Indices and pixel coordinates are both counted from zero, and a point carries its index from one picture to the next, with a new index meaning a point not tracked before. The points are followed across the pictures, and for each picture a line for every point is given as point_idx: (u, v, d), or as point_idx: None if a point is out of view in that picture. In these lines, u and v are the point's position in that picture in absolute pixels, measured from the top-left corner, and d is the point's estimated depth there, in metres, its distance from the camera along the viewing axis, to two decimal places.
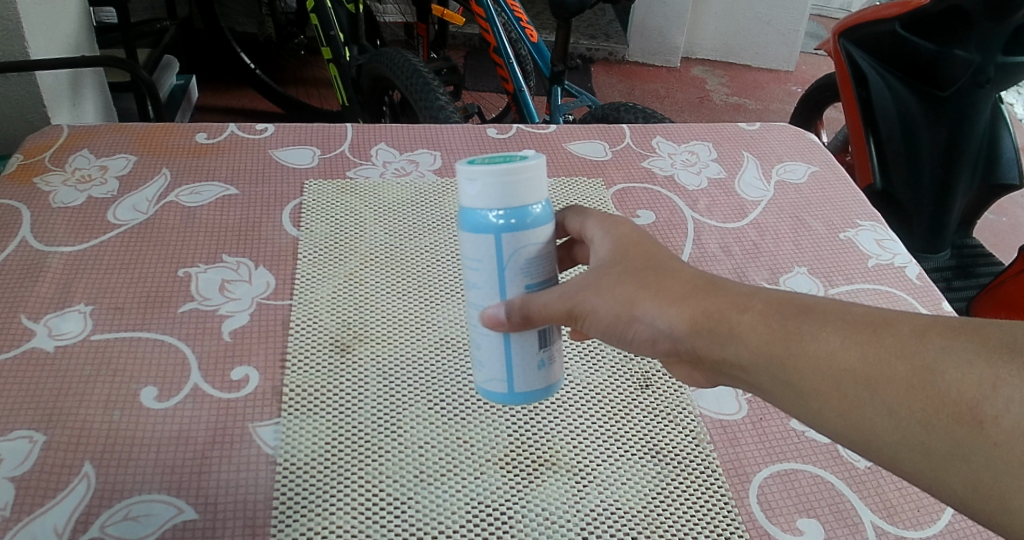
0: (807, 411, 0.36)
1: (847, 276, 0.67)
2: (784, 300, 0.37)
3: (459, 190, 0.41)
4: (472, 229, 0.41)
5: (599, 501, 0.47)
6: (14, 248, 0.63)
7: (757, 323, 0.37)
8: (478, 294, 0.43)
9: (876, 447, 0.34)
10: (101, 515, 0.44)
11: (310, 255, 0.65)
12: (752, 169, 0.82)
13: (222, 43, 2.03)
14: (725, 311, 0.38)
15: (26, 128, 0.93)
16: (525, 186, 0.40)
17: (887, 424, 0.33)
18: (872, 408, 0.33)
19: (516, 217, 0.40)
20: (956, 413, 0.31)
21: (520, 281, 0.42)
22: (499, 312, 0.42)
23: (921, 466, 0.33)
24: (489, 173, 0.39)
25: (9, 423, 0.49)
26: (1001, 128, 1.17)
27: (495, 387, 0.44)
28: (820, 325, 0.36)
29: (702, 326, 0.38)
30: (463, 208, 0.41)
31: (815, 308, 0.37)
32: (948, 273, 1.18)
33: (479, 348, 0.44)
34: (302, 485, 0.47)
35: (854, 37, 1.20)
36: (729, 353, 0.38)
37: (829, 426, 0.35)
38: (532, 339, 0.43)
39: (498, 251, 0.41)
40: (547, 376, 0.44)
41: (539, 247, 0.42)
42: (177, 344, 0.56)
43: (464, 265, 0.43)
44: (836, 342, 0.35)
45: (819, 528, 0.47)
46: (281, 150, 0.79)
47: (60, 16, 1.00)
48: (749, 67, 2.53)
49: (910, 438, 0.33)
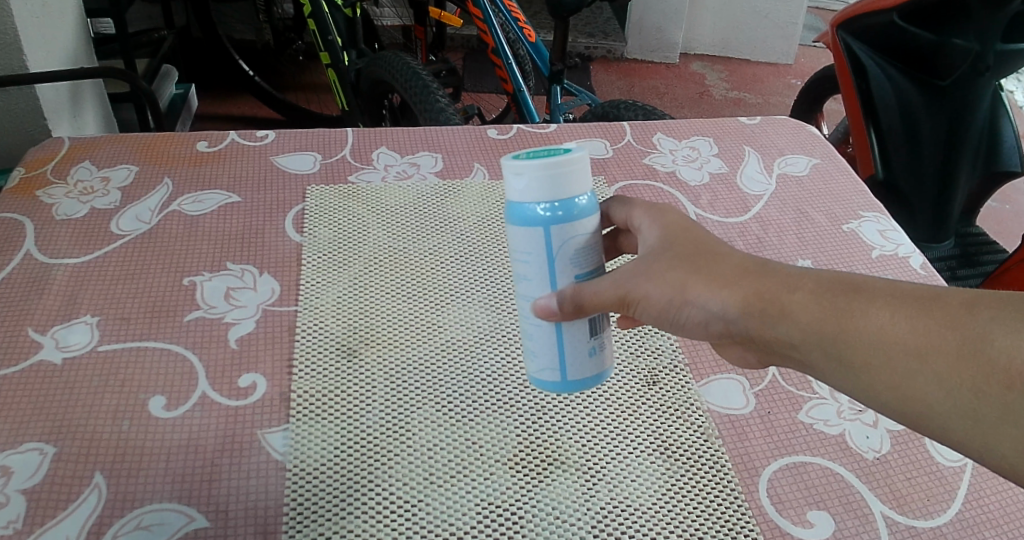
0: (858, 387, 0.37)
1: (851, 267, 0.67)
2: (834, 279, 0.38)
3: (506, 184, 0.41)
4: (520, 222, 0.41)
5: (610, 499, 0.47)
6: (19, 262, 0.63)
7: (808, 302, 0.37)
8: (528, 286, 0.42)
9: (926, 416, 0.34)
10: (113, 525, 0.44)
11: (314, 261, 0.65)
12: (754, 163, 0.82)
13: (221, 51, 2.04)
14: (777, 292, 0.38)
15: (28, 142, 0.93)
16: (572, 178, 0.40)
17: (938, 393, 0.34)
18: (923, 380, 0.34)
19: (564, 208, 0.40)
20: (1006, 378, 0.32)
21: (570, 270, 0.42)
22: (551, 302, 0.41)
23: (970, 435, 0.33)
24: (536, 166, 0.40)
25: (20, 436, 0.49)
26: (1000, 115, 1.16)
27: (547, 376, 0.44)
28: (871, 301, 0.36)
29: (754, 307, 0.38)
30: (510, 202, 0.41)
31: (864, 286, 0.37)
32: (953, 262, 1.17)
33: (531, 338, 0.44)
34: (311, 491, 0.47)
35: (854, 28, 1.17)
36: (781, 333, 0.38)
37: (880, 400, 0.36)
38: (583, 327, 0.43)
39: (547, 243, 0.41)
40: (599, 363, 0.44)
41: (586, 237, 0.42)
42: (185, 353, 0.56)
43: (513, 258, 0.43)
44: (887, 318, 0.35)
45: (830, 521, 0.47)
46: (282, 157, 0.79)
47: (60, 31, 1.01)
48: (748, 61, 2.53)
49: (960, 405, 0.33)
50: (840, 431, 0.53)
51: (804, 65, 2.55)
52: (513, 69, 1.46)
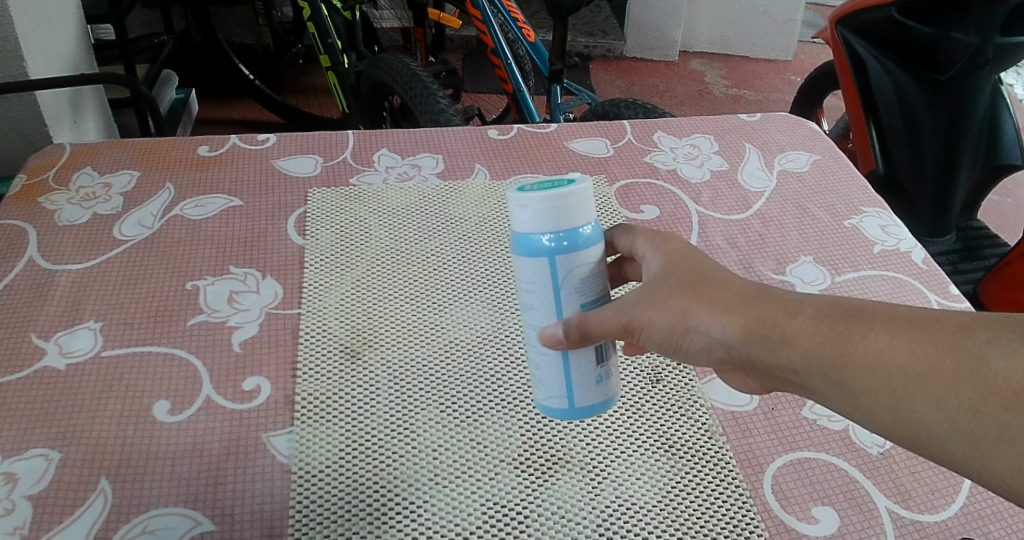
0: (857, 410, 0.36)
1: (853, 263, 0.67)
2: (834, 303, 0.38)
3: (511, 215, 0.41)
4: (525, 253, 0.41)
5: (615, 497, 0.47)
6: (22, 268, 0.63)
7: (808, 326, 0.37)
8: (534, 315, 0.43)
9: (925, 437, 0.34)
10: (120, 529, 0.44)
11: (316, 264, 0.65)
12: (755, 160, 0.82)
13: (221, 56, 2.04)
14: (776, 316, 0.38)
15: (29, 148, 0.94)
16: (576, 209, 0.40)
17: (936, 414, 0.34)
18: (921, 401, 0.34)
19: (568, 239, 0.40)
20: (1003, 398, 0.32)
21: (575, 299, 0.42)
22: (557, 331, 0.41)
23: (969, 456, 0.33)
24: (540, 198, 0.40)
25: (25, 442, 0.49)
26: (1000, 109, 1.16)
27: (555, 403, 0.44)
28: (870, 325, 0.36)
29: (755, 333, 0.38)
30: (515, 233, 0.42)
31: (863, 310, 0.37)
32: (954, 256, 1.16)
33: (538, 367, 0.44)
34: (317, 493, 0.47)
35: (853, 24, 1.18)
36: (782, 357, 0.38)
37: (880, 423, 0.36)
38: (589, 355, 0.43)
39: (552, 273, 0.41)
40: (606, 390, 0.44)
41: (591, 267, 0.42)
42: (188, 357, 0.56)
43: (518, 288, 0.43)
44: (886, 340, 0.35)
45: (835, 517, 0.47)
46: (283, 160, 0.79)
47: (59, 37, 1.01)
48: (747, 58, 2.53)
49: (958, 426, 0.33)
50: (843, 427, 0.53)
51: (804, 60, 2.55)
52: (513, 69, 1.46)
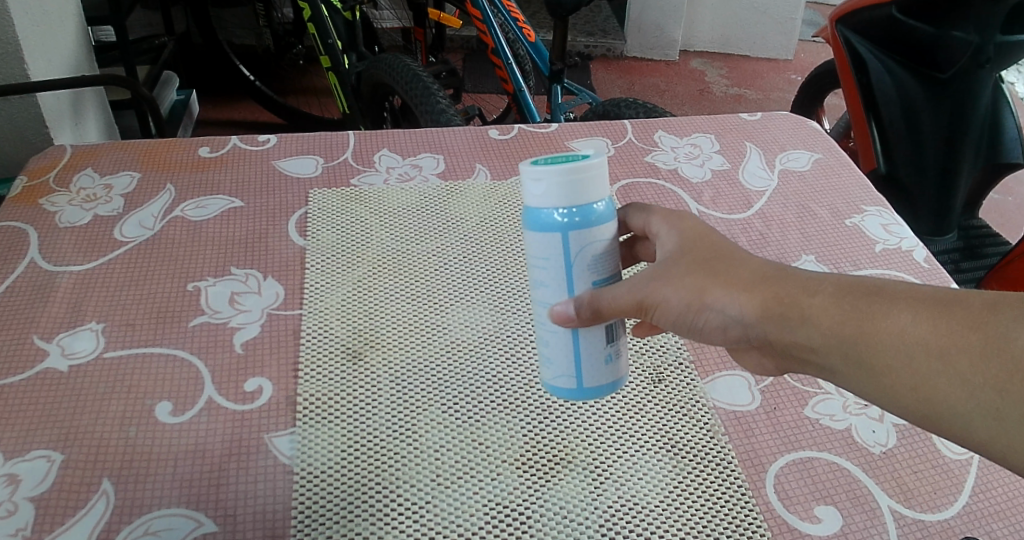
0: (879, 391, 0.37)
1: (854, 262, 0.67)
2: (855, 283, 0.38)
3: (524, 190, 0.41)
4: (538, 228, 0.41)
5: (617, 497, 0.47)
6: (23, 270, 0.63)
7: (828, 306, 0.38)
8: (545, 292, 0.42)
9: (949, 418, 0.34)
10: (122, 530, 0.44)
11: (318, 265, 0.65)
12: (755, 159, 0.82)
13: (222, 57, 2.04)
14: (795, 295, 0.39)
15: (30, 150, 0.94)
16: (589, 184, 0.40)
17: (961, 393, 0.34)
18: (945, 381, 0.34)
19: (581, 215, 0.40)
20: None
21: (588, 276, 0.42)
22: (567, 308, 0.41)
23: (996, 435, 0.33)
24: (554, 172, 0.39)
25: (27, 444, 0.49)
26: (1001, 106, 1.15)
27: (563, 383, 0.44)
28: (893, 303, 0.36)
29: (774, 311, 0.39)
30: (527, 207, 0.41)
31: (884, 288, 0.37)
32: (956, 255, 1.16)
33: (546, 345, 0.44)
34: (319, 494, 0.47)
35: (852, 23, 1.18)
36: (799, 336, 0.38)
37: (902, 403, 0.36)
38: (599, 333, 0.42)
39: (565, 248, 0.41)
40: (615, 370, 0.44)
41: (605, 244, 0.42)
42: (189, 359, 0.56)
43: (530, 264, 0.43)
44: (909, 319, 0.35)
45: (837, 517, 0.47)
46: (284, 161, 0.79)
47: (60, 39, 1.01)
48: (747, 57, 2.53)
49: (985, 404, 0.33)
50: (845, 425, 0.53)
51: (804, 59, 2.55)
52: (513, 69, 1.46)
